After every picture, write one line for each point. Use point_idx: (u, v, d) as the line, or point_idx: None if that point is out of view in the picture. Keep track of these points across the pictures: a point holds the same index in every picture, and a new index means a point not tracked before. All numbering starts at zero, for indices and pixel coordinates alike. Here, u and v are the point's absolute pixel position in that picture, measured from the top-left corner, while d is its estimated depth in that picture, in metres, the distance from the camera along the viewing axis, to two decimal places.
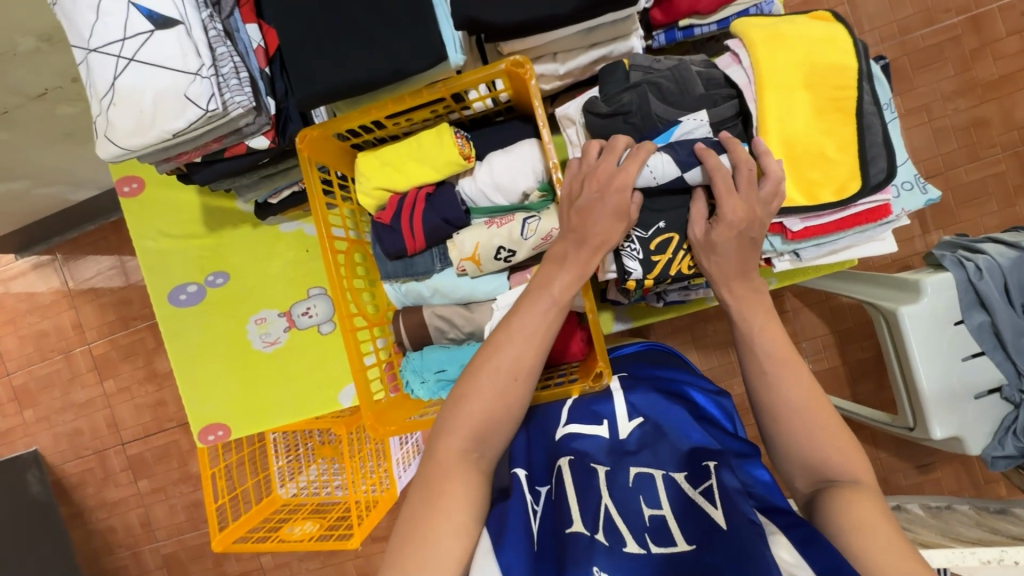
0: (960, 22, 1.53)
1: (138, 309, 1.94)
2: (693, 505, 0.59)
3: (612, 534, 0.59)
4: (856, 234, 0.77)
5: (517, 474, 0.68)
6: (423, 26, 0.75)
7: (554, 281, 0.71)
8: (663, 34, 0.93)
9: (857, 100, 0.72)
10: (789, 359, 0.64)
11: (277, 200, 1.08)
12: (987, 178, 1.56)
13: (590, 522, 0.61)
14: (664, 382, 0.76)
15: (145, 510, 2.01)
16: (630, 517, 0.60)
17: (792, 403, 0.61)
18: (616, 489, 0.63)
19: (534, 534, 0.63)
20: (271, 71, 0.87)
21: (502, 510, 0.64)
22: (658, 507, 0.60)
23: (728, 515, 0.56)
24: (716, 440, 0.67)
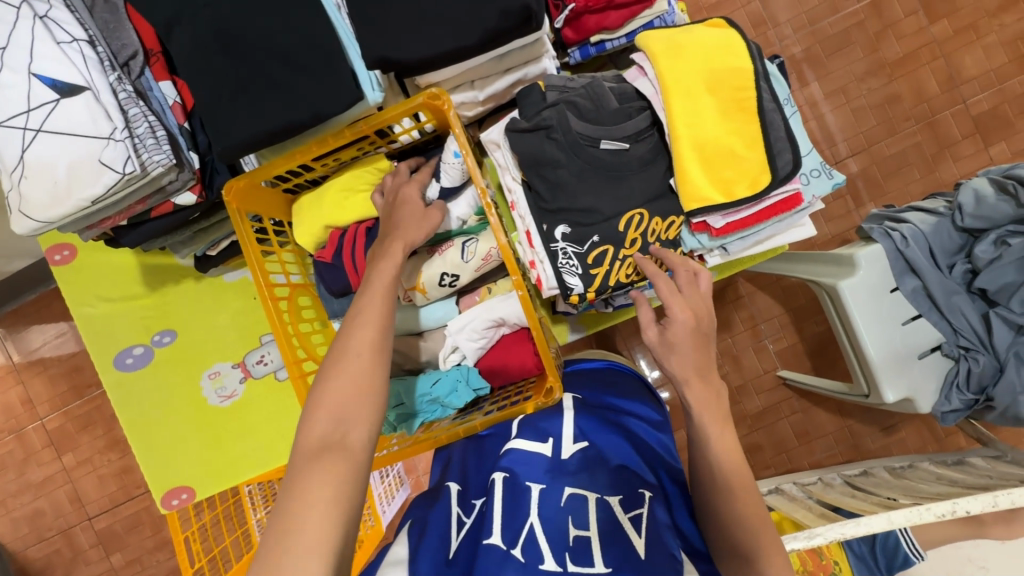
0: (861, 8, 1.64)
1: (92, 375, 1.87)
2: (617, 527, 0.63)
3: (530, 550, 0.60)
4: (777, 224, 0.82)
5: (451, 492, 0.73)
6: (336, 69, 0.76)
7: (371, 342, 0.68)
8: (577, 51, 0.97)
9: (757, 99, 0.76)
10: (710, 409, 0.67)
11: (216, 251, 1.05)
12: (907, 149, 1.67)
13: (508, 538, 0.61)
14: (615, 414, 0.80)
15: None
16: (553, 537, 0.62)
17: (716, 443, 0.65)
18: (546, 507, 0.65)
19: (453, 546, 0.65)
20: (190, 125, 0.86)
21: (425, 528, 0.68)
22: (585, 529, 0.63)
23: (649, 546, 0.60)
24: (651, 473, 0.71)
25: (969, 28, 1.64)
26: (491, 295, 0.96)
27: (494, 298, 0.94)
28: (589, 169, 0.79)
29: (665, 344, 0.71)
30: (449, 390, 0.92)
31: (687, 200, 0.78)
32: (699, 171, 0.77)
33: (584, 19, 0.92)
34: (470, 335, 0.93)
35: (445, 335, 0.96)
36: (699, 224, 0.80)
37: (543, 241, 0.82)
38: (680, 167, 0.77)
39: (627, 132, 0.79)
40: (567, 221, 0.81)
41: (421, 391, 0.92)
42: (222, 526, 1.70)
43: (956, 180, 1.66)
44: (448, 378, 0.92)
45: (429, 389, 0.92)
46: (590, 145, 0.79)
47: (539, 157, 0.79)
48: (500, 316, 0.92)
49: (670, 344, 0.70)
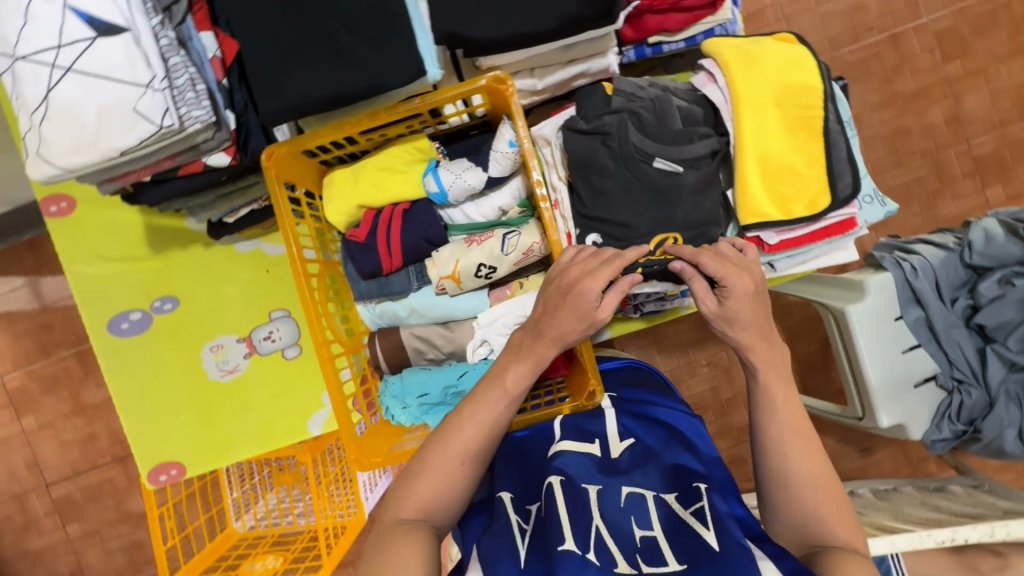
0: (882, 39, 1.67)
1: (61, 335, 1.76)
2: (682, 523, 0.61)
3: (603, 554, 0.59)
4: (825, 245, 0.82)
5: (505, 499, 0.69)
6: (400, 40, 0.72)
7: (507, 373, 0.71)
8: (633, 50, 0.95)
9: (824, 119, 0.76)
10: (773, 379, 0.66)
11: (233, 219, 1.01)
12: (910, 182, 1.71)
13: (580, 541, 0.60)
14: (645, 406, 0.78)
15: (76, 557, 1.82)
16: (621, 539, 0.61)
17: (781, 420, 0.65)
18: (608, 508, 0.64)
19: (522, 556, 0.63)
20: (229, 81, 0.81)
21: (490, 543, 0.64)
22: (650, 528, 0.62)
23: (719, 536, 0.58)
24: (700, 463, 0.68)
25: (979, 72, 1.69)
26: (524, 290, 0.94)
27: (527, 294, 0.93)
28: (637, 185, 0.77)
29: (725, 317, 0.68)
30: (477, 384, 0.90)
31: (744, 213, 0.77)
32: (759, 185, 0.76)
33: (645, 17, 0.90)
34: (501, 330, 0.91)
35: (474, 328, 0.93)
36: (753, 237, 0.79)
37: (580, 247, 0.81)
38: (741, 178, 0.76)
39: (686, 157, 0.77)
40: (599, 231, 0.79)
41: (447, 382, 0.91)
42: (195, 503, 1.63)
43: (952, 217, 1.71)
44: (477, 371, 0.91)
45: (455, 380, 0.91)
46: (644, 159, 0.77)
47: (590, 161, 0.78)
48: (535, 313, 0.90)
49: (731, 314, 0.67)
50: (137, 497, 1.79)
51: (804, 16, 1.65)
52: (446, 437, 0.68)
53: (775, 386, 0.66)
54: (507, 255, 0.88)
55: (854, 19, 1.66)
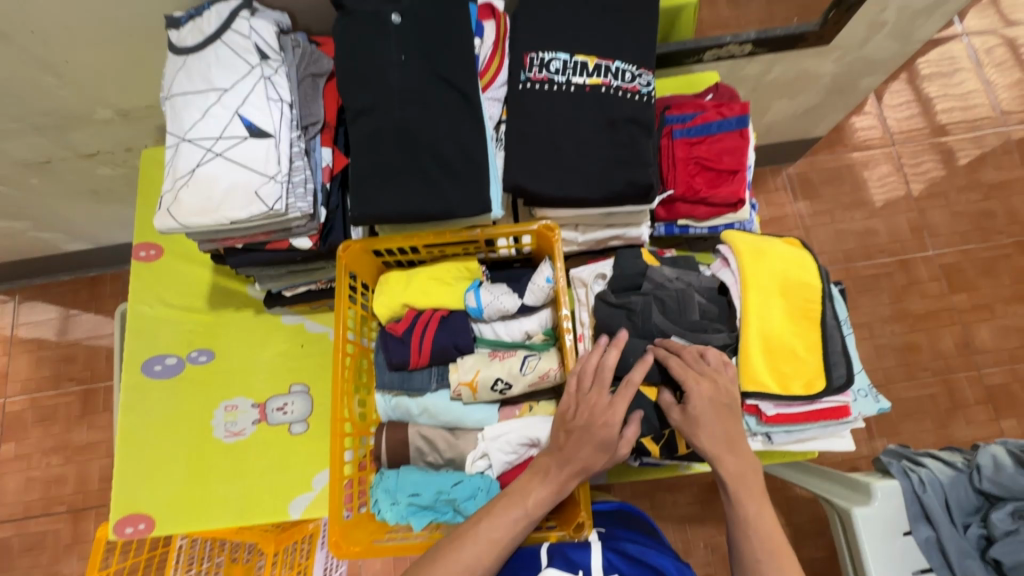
0: (892, 261, 1.86)
1: (79, 369, 1.83)
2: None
3: None
4: (820, 428, 0.86)
5: None
6: (476, 182, 0.89)
7: (530, 493, 0.74)
8: (662, 226, 1.12)
9: (821, 313, 0.86)
10: (754, 501, 0.74)
11: (291, 293, 1.15)
12: (922, 397, 1.75)
13: None
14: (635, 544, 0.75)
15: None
16: None
17: (760, 537, 0.72)
18: None
19: None
20: (331, 186, 0.99)
21: None
22: None
23: None
24: None
25: (986, 307, 1.82)
26: (532, 413, 0.99)
27: (533, 418, 0.97)
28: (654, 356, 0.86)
29: (690, 420, 0.78)
30: (468, 496, 0.91)
31: (745, 381, 0.84)
32: (759, 360, 0.84)
33: (676, 204, 1.08)
34: (503, 446, 0.95)
35: (478, 439, 0.97)
36: (750, 407, 0.85)
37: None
38: (744, 349, 0.85)
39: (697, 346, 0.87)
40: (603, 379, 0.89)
41: (440, 487, 0.91)
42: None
43: (964, 440, 1.71)
44: (471, 482, 0.92)
45: (448, 487, 0.91)
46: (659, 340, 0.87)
47: (614, 329, 0.88)
48: (538, 438, 0.95)
49: (694, 417, 0.77)
50: (74, 559, 1.68)
51: (820, 230, 1.88)
52: (458, 545, 0.71)
53: (745, 503, 0.74)
54: (523, 375, 0.96)
55: (866, 240, 1.87)
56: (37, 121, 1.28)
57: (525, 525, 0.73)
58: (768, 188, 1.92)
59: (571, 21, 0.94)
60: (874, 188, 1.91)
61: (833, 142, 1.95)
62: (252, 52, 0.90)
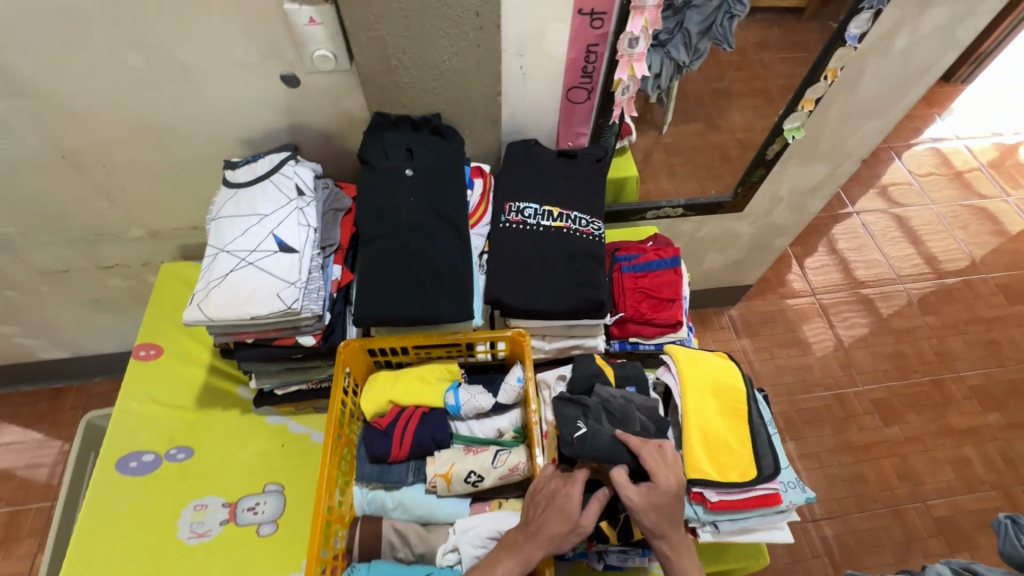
0: (829, 394, 2.08)
1: (11, 490, 1.77)
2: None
3: None
4: (760, 516, 0.96)
5: None
6: (463, 294, 1.09)
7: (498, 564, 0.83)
8: (616, 343, 1.32)
9: (748, 411, 1.03)
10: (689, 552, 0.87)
11: (281, 391, 1.24)
12: (877, 529, 1.83)
13: None
14: None
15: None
16: None
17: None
18: None
19: None
20: (337, 295, 1.17)
21: None
22: None
23: None
24: None
25: (917, 439, 2.00)
26: (501, 508, 1.05)
27: (502, 512, 1.04)
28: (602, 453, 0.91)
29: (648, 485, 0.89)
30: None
31: (689, 468, 0.96)
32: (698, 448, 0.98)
33: (627, 324, 1.29)
34: (473, 540, 0.99)
35: (449, 533, 1.02)
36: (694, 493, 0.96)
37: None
38: (687, 439, 0.99)
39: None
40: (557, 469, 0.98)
41: None
42: None
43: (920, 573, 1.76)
44: None
45: None
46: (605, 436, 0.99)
47: (568, 422, 0.95)
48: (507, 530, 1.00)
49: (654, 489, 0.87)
50: None
51: (762, 364, 2.12)
52: None
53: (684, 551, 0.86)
54: (497, 465, 1.05)
55: (803, 375, 2.11)
56: (76, 236, 1.46)
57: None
58: (714, 326, 2.21)
59: (542, 183, 1.25)
60: (805, 331, 2.20)
61: (765, 291, 2.29)
62: (292, 190, 1.15)
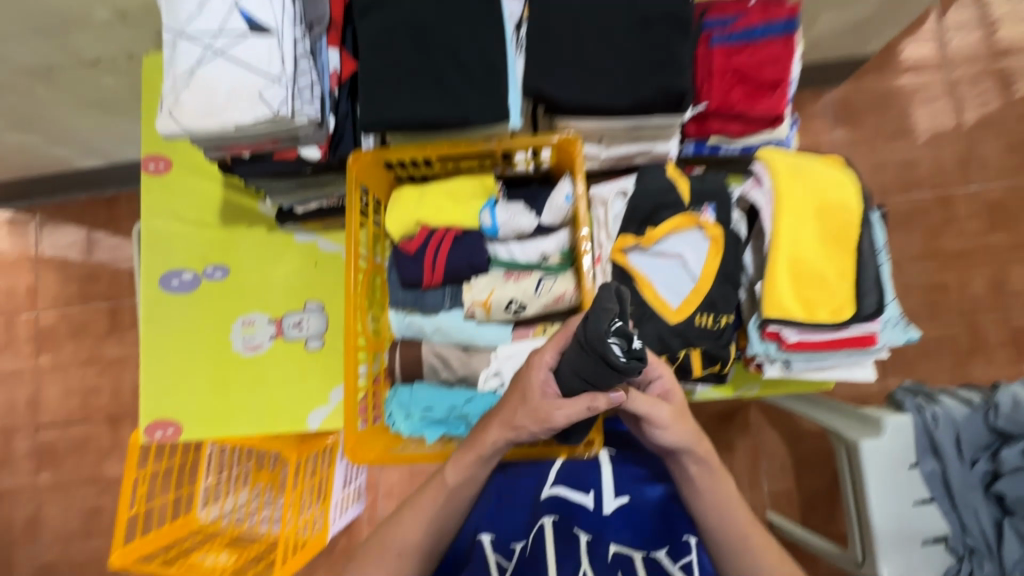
0: (930, 198, 1.73)
1: (97, 290, 1.86)
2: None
3: None
4: (843, 357, 0.84)
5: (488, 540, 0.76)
6: (495, 89, 0.83)
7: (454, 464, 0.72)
8: (691, 145, 1.04)
9: (857, 238, 0.81)
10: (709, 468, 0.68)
11: (302, 209, 1.13)
12: (942, 338, 1.69)
13: None
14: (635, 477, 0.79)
15: (36, 506, 1.81)
16: None
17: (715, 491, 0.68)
18: (597, 561, 0.74)
19: None
20: (339, 93, 0.93)
21: None
22: None
23: None
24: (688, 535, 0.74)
25: None
26: (546, 334, 0.97)
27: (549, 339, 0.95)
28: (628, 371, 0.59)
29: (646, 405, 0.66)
30: (480, 410, 0.93)
31: (768, 306, 0.80)
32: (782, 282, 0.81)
33: (709, 120, 0.99)
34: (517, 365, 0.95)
35: (491, 357, 0.96)
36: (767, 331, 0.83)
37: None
38: (772, 273, 0.81)
39: (716, 272, 0.84)
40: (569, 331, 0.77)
41: (453, 403, 0.94)
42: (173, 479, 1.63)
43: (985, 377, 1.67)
44: (482, 399, 0.93)
45: (461, 403, 0.93)
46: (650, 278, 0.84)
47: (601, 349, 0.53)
48: None
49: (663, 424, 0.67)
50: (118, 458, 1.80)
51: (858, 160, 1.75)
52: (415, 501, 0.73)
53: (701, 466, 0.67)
54: (540, 295, 0.94)
55: (902, 173, 1.74)
56: None
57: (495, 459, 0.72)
58: (806, 111, 1.77)
59: None
60: (926, 116, 1.74)
61: (884, 62, 1.77)
62: None
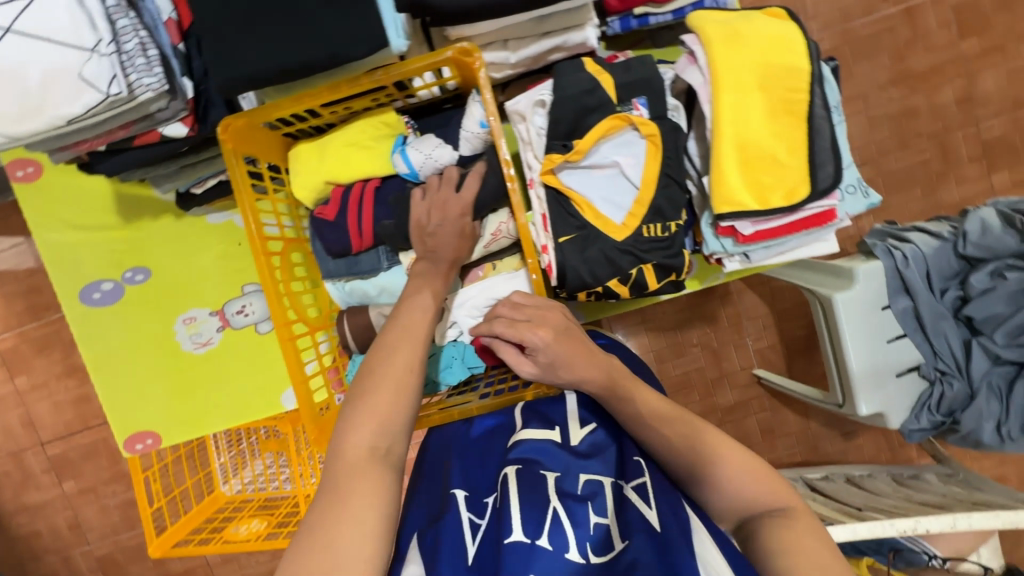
0: (896, 12, 1.33)
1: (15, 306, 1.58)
2: (626, 500, 0.59)
3: (557, 537, 0.54)
4: (803, 237, 0.79)
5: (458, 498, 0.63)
6: (361, 11, 0.68)
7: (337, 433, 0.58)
8: (617, 21, 0.88)
9: (808, 104, 0.72)
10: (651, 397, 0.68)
11: (202, 189, 0.97)
12: (913, 166, 1.38)
13: (531, 529, 0.54)
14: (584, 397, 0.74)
15: (74, 512, 1.66)
16: (577, 522, 0.55)
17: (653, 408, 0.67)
18: (568, 495, 0.59)
19: (470, 553, 0.56)
20: (185, 46, 0.77)
21: (436, 546, 0.57)
22: (604, 516, 0.57)
23: (662, 517, 0.56)
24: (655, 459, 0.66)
25: None
26: (496, 271, 0.92)
27: (499, 276, 0.90)
28: None
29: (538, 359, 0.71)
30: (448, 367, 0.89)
31: (719, 201, 0.73)
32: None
33: None
34: (470, 311, 0.90)
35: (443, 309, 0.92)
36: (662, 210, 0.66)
37: (557, 254, 0.76)
38: (717, 165, 0.73)
39: (657, 175, 0.75)
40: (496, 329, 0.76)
41: None
42: (184, 466, 1.61)
43: (1010, 190, 1.38)
44: (444, 354, 0.89)
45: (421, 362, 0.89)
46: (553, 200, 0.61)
47: None
48: (505, 296, 0.89)
49: (545, 368, 0.70)
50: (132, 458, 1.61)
51: None
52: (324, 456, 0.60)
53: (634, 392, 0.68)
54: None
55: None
56: None
57: (414, 392, 0.64)
58: None
59: None
60: None
61: None
62: None
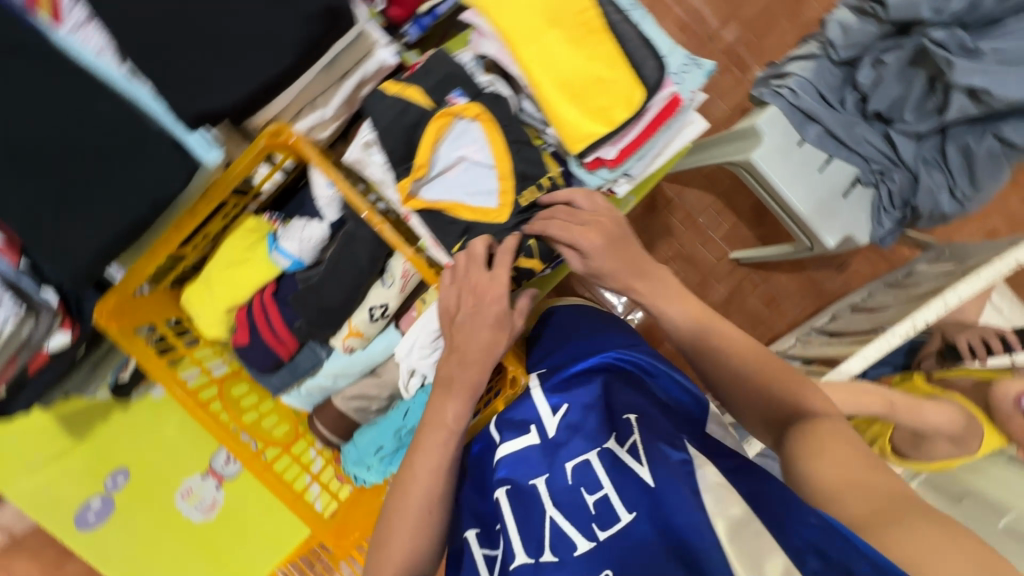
0: None
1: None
2: (620, 465, 0.57)
3: (561, 545, 0.54)
4: (666, 131, 0.80)
5: (469, 538, 0.63)
6: (161, 146, 0.67)
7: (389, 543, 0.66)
8: (411, 28, 0.87)
9: (599, 19, 0.73)
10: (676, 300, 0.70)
11: (128, 373, 1.03)
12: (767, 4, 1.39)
13: (532, 548, 0.55)
14: (560, 370, 0.73)
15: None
16: (575, 515, 0.55)
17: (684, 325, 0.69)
18: (558, 493, 0.58)
19: None
20: (27, 262, 0.77)
21: None
22: (599, 489, 0.56)
23: (653, 471, 0.54)
24: (640, 398, 0.67)
25: None
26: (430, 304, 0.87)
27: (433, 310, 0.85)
28: None
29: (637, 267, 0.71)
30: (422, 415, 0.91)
31: (573, 142, 0.74)
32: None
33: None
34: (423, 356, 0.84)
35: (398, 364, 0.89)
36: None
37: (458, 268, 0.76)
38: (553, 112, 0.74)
39: (507, 146, 0.75)
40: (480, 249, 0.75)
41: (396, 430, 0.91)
42: None
43: None
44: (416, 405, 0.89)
45: (402, 422, 0.90)
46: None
47: None
48: None
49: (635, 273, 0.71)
50: None
51: None
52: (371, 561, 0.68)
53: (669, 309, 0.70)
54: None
55: None
56: None
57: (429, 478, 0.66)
58: None
59: None
60: None
61: None
62: None
